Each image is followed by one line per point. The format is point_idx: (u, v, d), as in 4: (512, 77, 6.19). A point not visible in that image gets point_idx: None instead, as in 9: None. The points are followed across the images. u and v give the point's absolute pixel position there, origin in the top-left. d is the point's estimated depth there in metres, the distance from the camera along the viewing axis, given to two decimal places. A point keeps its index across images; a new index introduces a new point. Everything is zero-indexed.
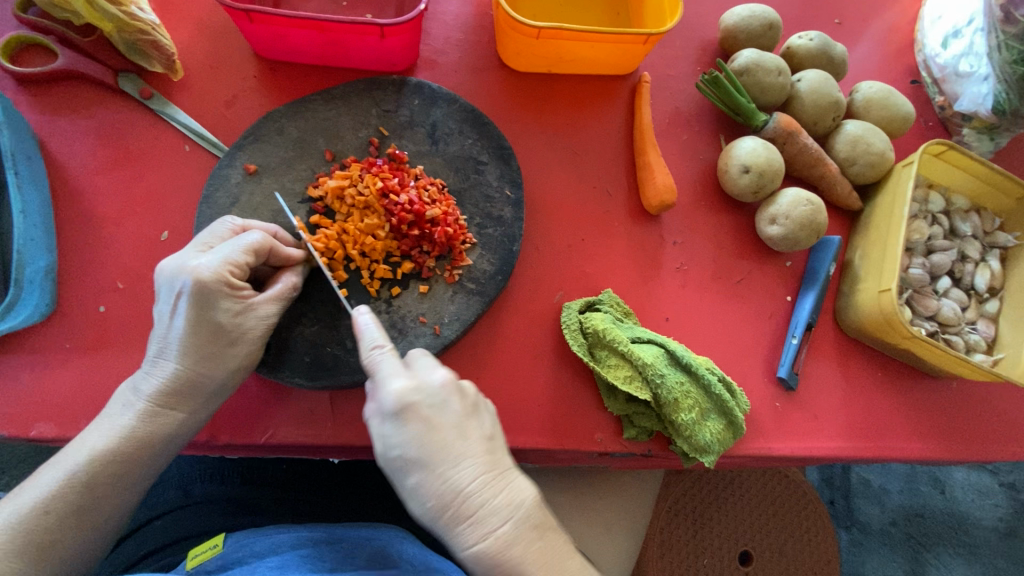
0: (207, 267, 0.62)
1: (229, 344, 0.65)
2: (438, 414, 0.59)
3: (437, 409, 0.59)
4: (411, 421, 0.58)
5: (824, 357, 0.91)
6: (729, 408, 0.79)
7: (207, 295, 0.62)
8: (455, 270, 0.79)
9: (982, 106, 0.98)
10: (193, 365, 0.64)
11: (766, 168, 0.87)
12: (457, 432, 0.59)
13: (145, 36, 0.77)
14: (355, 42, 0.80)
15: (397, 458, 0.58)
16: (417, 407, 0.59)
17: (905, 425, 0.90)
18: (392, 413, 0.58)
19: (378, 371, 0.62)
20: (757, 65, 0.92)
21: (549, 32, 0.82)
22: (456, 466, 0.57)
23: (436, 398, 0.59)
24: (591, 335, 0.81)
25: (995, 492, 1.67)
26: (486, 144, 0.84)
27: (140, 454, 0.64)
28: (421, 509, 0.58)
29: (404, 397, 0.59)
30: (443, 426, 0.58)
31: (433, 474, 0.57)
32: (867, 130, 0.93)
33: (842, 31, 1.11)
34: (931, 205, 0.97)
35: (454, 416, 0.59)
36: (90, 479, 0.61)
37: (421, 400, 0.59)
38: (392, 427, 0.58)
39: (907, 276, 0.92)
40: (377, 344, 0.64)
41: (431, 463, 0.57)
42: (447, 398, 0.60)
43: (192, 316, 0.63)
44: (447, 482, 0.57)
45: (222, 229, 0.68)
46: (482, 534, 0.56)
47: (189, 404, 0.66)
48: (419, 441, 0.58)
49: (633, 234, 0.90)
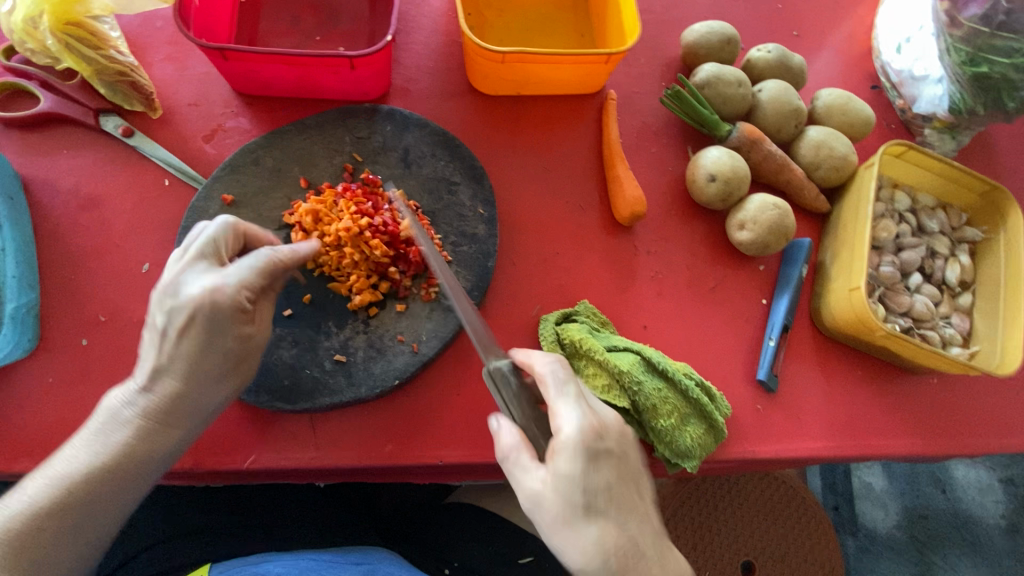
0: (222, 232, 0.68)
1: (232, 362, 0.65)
2: (620, 464, 0.61)
3: (620, 463, 0.61)
4: (601, 468, 0.59)
5: (803, 359, 0.92)
6: (709, 412, 0.79)
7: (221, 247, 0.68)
8: (431, 288, 0.80)
9: (939, 107, 1.00)
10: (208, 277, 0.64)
11: (731, 175, 0.90)
12: (636, 490, 0.62)
13: (124, 77, 0.81)
14: (326, 74, 0.83)
15: (584, 504, 0.58)
16: (608, 455, 0.60)
17: (888, 422, 0.91)
18: (585, 456, 0.58)
19: (560, 404, 0.62)
20: (717, 78, 0.95)
21: (513, 56, 0.86)
22: (636, 522, 0.61)
23: (621, 447, 0.61)
24: (568, 346, 0.82)
25: (995, 488, 1.65)
26: (458, 165, 0.86)
27: (132, 472, 0.63)
28: (597, 555, 0.58)
29: (597, 440, 0.59)
30: (626, 482, 0.61)
31: (619, 526, 0.59)
32: (830, 135, 0.96)
33: (801, 42, 1.16)
34: (897, 204, 0.99)
35: (631, 468, 0.62)
36: (84, 492, 0.61)
37: (609, 449, 0.60)
38: (584, 470, 0.58)
39: (878, 274, 0.94)
40: (562, 368, 0.65)
41: (615, 515, 0.59)
42: (627, 451, 0.62)
43: (190, 337, 0.62)
44: (628, 539, 0.59)
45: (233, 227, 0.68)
46: None
47: (190, 424, 0.66)
48: (606, 491, 0.59)
49: (607, 245, 0.93)
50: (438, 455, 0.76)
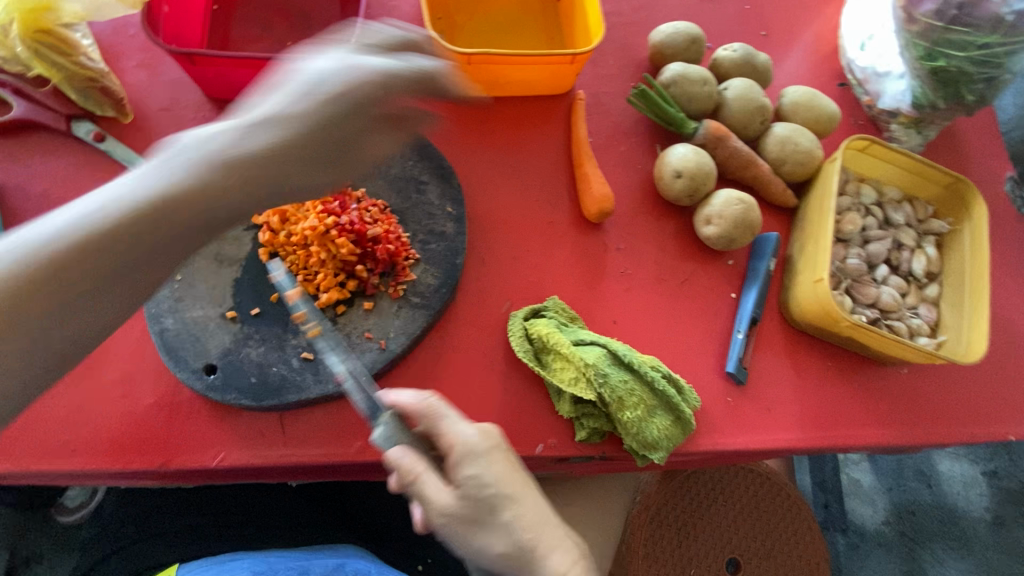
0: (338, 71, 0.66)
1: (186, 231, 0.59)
2: (514, 459, 0.67)
3: (511, 453, 0.67)
4: (496, 461, 0.64)
5: (772, 351, 0.93)
6: (675, 404, 0.80)
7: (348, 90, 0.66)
8: (399, 285, 0.81)
9: (903, 102, 1.03)
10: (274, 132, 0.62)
11: (697, 171, 0.91)
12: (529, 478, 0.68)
13: (95, 83, 0.83)
14: None
15: (488, 498, 0.62)
16: (498, 450, 0.65)
17: (858, 413, 0.92)
18: (480, 453, 0.64)
19: (446, 420, 0.65)
20: (682, 77, 0.97)
21: (479, 57, 0.87)
22: (542, 508, 0.66)
23: (506, 443, 0.68)
24: (536, 341, 0.83)
25: (979, 482, 1.65)
26: (427, 166, 0.88)
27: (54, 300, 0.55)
28: (516, 541, 0.62)
29: (483, 440, 0.65)
30: (519, 470, 0.67)
31: (529, 510, 0.64)
32: (795, 131, 0.98)
33: (769, 42, 1.18)
34: (864, 197, 1.01)
35: (519, 460, 0.68)
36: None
37: (498, 444, 0.66)
38: (484, 466, 0.63)
39: (844, 267, 0.95)
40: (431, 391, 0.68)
41: (524, 497, 0.64)
42: (511, 447, 0.68)
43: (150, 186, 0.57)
44: (535, 514, 0.64)
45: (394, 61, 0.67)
46: (570, 559, 0.64)
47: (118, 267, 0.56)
48: (506, 479, 0.64)
49: (576, 241, 0.94)
50: None
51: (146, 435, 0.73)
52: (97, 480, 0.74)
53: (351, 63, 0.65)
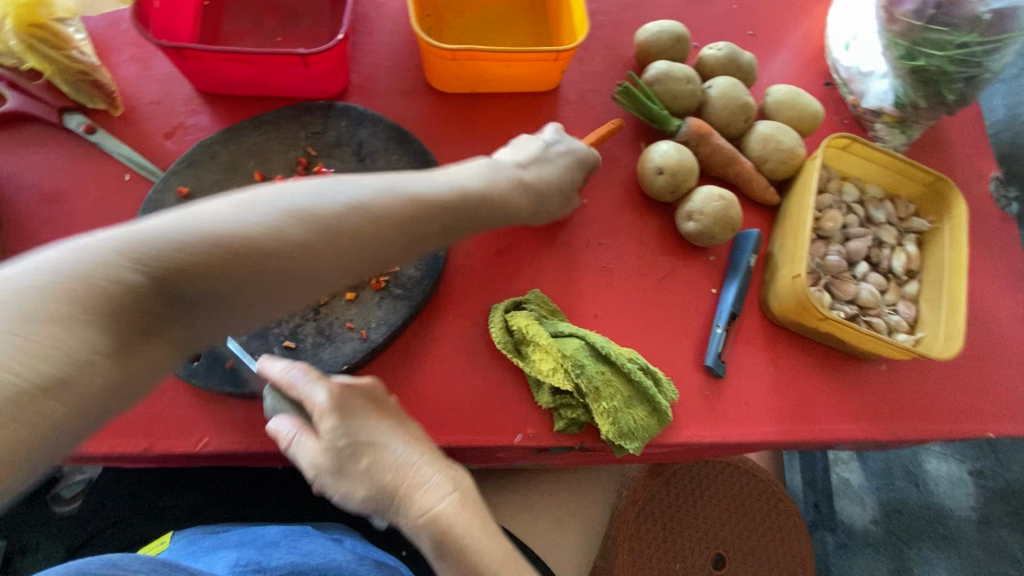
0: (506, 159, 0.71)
1: (246, 294, 0.52)
2: (379, 408, 0.64)
3: (371, 399, 0.64)
4: (351, 411, 0.62)
5: (752, 346, 0.95)
6: (653, 396, 0.81)
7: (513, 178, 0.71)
8: (381, 277, 0.83)
9: (886, 101, 1.04)
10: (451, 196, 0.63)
11: (678, 168, 0.93)
12: (399, 419, 0.65)
13: (85, 76, 0.85)
14: (282, 72, 0.86)
15: (344, 448, 0.60)
16: (354, 398, 0.63)
17: (836, 407, 0.93)
18: (331, 408, 0.61)
19: (299, 384, 0.63)
20: (666, 75, 0.99)
21: (464, 54, 0.89)
22: (407, 448, 0.63)
23: (369, 390, 0.65)
24: (516, 333, 0.84)
25: (966, 481, 1.66)
26: (411, 159, 0.89)
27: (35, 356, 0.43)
28: (375, 485, 0.60)
29: (336, 393, 0.62)
30: (384, 415, 0.64)
31: (387, 453, 0.62)
32: (777, 129, 0.99)
33: (756, 41, 1.19)
34: (845, 195, 1.02)
35: (387, 406, 0.65)
36: None
37: (353, 392, 0.63)
38: (335, 421, 0.61)
39: (824, 263, 0.96)
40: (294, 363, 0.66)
41: (382, 442, 0.62)
42: (377, 391, 0.65)
43: (217, 232, 0.49)
44: (399, 456, 0.62)
45: (483, 168, 0.68)
46: (433, 497, 0.60)
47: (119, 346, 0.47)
48: (362, 428, 0.61)
49: (560, 237, 0.95)
50: None
51: (131, 421, 0.75)
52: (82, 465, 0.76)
53: (391, 185, 0.58)
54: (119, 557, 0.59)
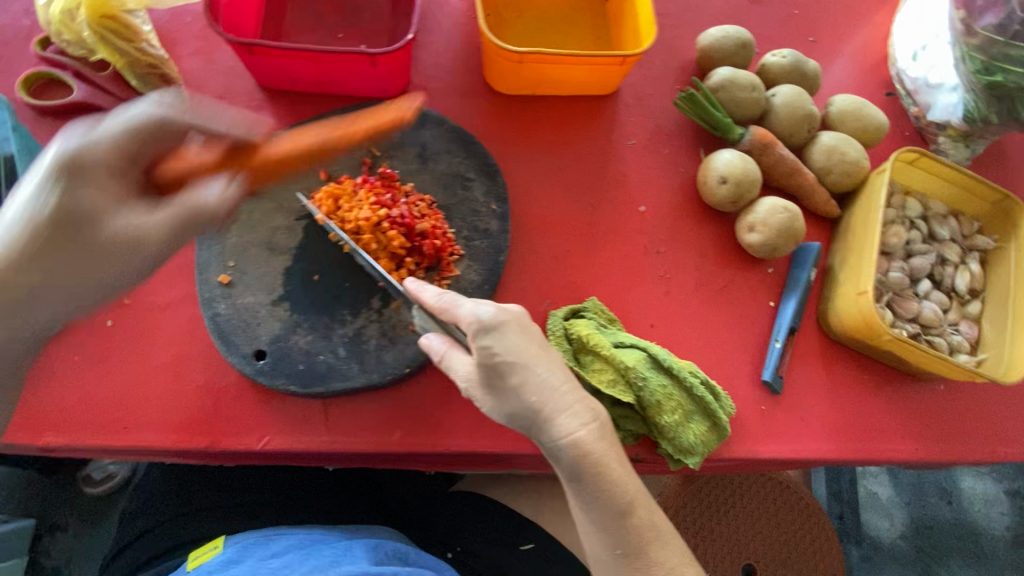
0: (102, 140, 0.61)
1: (109, 197, 0.61)
2: (528, 333, 0.64)
3: (524, 328, 0.64)
4: (508, 333, 0.61)
5: (808, 362, 0.93)
6: (713, 410, 0.80)
7: (127, 157, 0.62)
8: (443, 280, 0.82)
9: (955, 115, 1.01)
10: (124, 204, 0.63)
11: (743, 178, 0.91)
12: (546, 347, 0.65)
13: (154, 69, 0.85)
14: (348, 70, 0.86)
15: (499, 367, 0.60)
16: (510, 323, 0.62)
17: (893, 427, 0.91)
18: (490, 328, 0.61)
19: (457, 306, 0.64)
20: (731, 81, 0.96)
21: (531, 56, 0.88)
22: (556, 376, 0.62)
23: (518, 318, 0.64)
24: (576, 341, 0.83)
25: (1001, 500, 1.64)
26: (474, 162, 0.88)
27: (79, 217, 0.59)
28: (523, 405, 0.61)
29: (495, 315, 0.61)
30: (535, 343, 0.64)
31: (538, 378, 0.61)
32: (842, 140, 0.97)
33: (817, 48, 1.16)
34: (909, 210, 0.99)
35: (535, 334, 0.65)
36: (43, 215, 0.58)
37: (511, 319, 0.63)
38: (493, 339, 0.60)
39: (886, 280, 0.94)
40: (440, 294, 0.68)
41: (534, 366, 0.62)
42: (528, 323, 0.65)
43: (28, 219, 0.57)
44: (546, 383, 0.62)
45: (120, 134, 0.61)
46: (574, 425, 0.62)
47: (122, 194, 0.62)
48: (517, 351, 0.61)
49: (616, 244, 0.94)
50: (445, 444, 0.77)
51: (196, 416, 0.75)
52: (145, 457, 0.77)
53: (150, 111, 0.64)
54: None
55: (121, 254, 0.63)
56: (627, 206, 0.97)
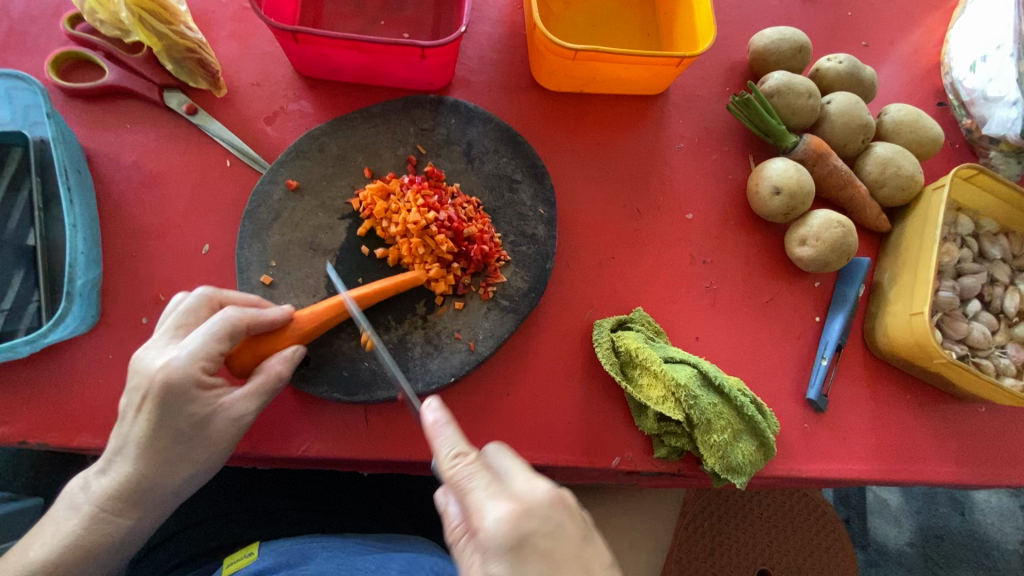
0: (178, 363, 0.59)
1: (155, 470, 0.61)
2: (555, 549, 0.53)
3: (556, 539, 0.53)
4: (530, 559, 0.52)
5: (852, 380, 0.91)
6: (761, 430, 0.79)
7: (174, 393, 0.59)
8: (489, 287, 0.80)
9: (1011, 131, 0.98)
10: (145, 471, 0.61)
11: (797, 189, 0.87)
12: (582, 565, 0.53)
13: (192, 54, 0.80)
14: (394, 62, 0.81)
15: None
16: (534, 540, 0.52)
17: (935, 449, 0.90)
18: (507, 550, 0.52)
19: (472, 494, 0.55)
20: (788, 87, 0.93)
21: (585, 54, 0.84)
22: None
23: (550, 523, 0.53)
24: (623, 354, 0.82)
25: (1015, 514, 1.65)
26: (521, 163, 0.85)
27: (106, 550, 0.63)
28: None
29: (516, 527, 0.52)
30: (566, 561, 0.53)
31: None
32: (898, 153, 0.94)
33: (869, 52, 1.12)
34: (960, 228, 0.97)
35: (572, 544, 0.53)
36: (74, 563, 0.61)
37: (536, 530, 0.53)
38: (508, 567, 0.51)
39: (937, 299, 0.92)
40: (461, 452, 0.58)
41: None
42: (561, 522, 0.54)
43: (59, 553, 0.61)
44: None
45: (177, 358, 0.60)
46: None
47: (150, 511, 0.64)
48: None
49: (662, 252, 0.91)
50: None
51: None
52: None
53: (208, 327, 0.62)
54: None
55: (185, 460, 0.62)
56: (674, 213, 0.94)
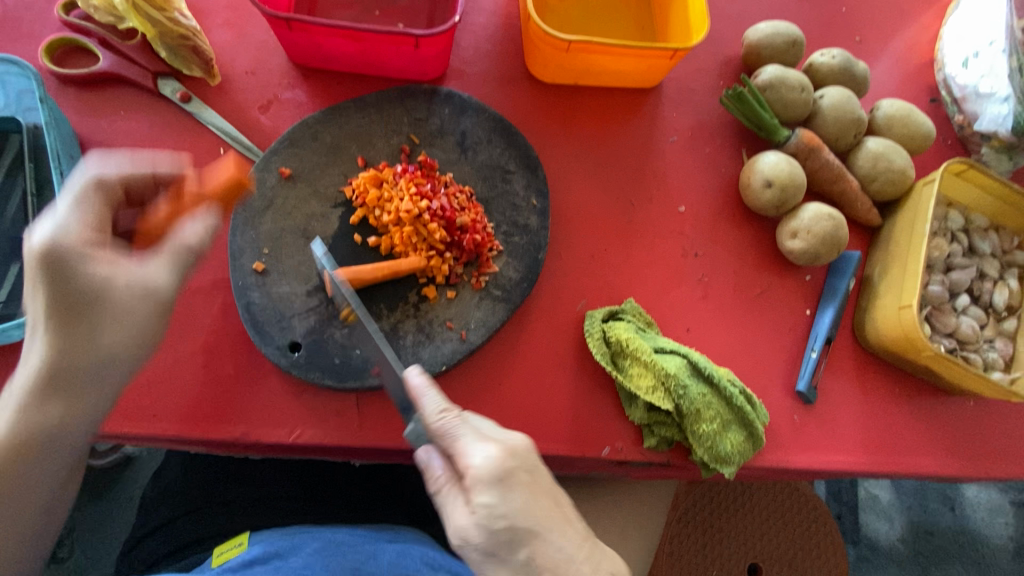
0: (65, 229, 0.56)
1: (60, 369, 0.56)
2: (535, 482, 0.61)
3: (535, 475, 0.61)
4: (514, 489, 0.59)
5: (842, 373, 0.92)
6: (750, 420, 0.79)
7: (62, 260, 0.55)
8: (482, 277, 0.80)
9: (1002, 126, 0.99)
10: (56, 351, 0.55)
11: (789, 183, 0.88)
12: (556, 501, 0.62)
13: (186, 41, 0.80)
14: (388, 51, 0.82)
15: (508, 531, 0.59)
16: (517, 474, 0.60)
17: (923, 441, 0.91)
18: (497, 481, 0.59)
19: (460, 439, 0.61)
20: (781, 81, 0.93)
21: (579, 45, 0.84)
22: (568, 536, 0.62)
23: (529, 462, 0.62)
24: (614, 344, 0.82)
25: (1005, 510, 1.66)
26: (514, 154, 0.86)
27: (15, 469, 0.56)
28: None
29: (505, 464, 0.60)
30: (544, 494, 0.61)
31: (552, 546, 0.60)
32: (889, 148, 0.94)
33: (863, 48, 1.13)
34: (951, 222, 0.97)
35: (547, 481, 0.63)
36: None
37: (519, 466, 0.60)
38: (497, 495, 0.59)
39: (926, 293, 0.93)
40: (447, 408, 0.63)
41: (542, 532, 0.60)
42: (537, 464, 0.63)
43: None
44: (559, 551, 0.60)
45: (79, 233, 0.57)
46: None
47: (66, 421, 0.57)
48: (525, 511, 0.59)
49: (654, 244, 0.92)
50: None
51: (227, 406, 0.73)
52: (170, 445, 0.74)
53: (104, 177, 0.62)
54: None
55: (92, 336, 0.56)
56: (667, 206, 0.94)
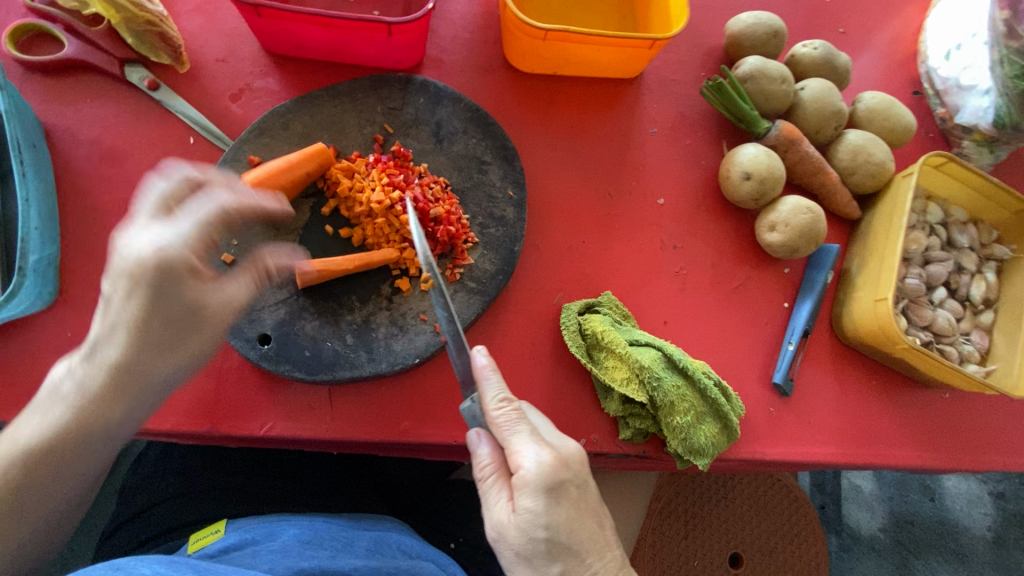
0: (175, 244, 0.56)
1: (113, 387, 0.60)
2: (581, 500, 0.64)
3: (583, 493, 0.63)
4: (562, 503, 0.61)
5: (819, 365, 0.92)
6: (725, 413, 0.79)
7: (169, 278, 0.56)
8: (456, 269, 0.80)
9: (983, 119, 0.98)
10: (139, 352, 0.59)
11: (767, 175, 0.88)
12: (598, 522, 0.65)
13: (152, 27, 0.78)
14: (361, 39, 0.80)
15: (546, 541, 0.61)
16: (568, 489, 0.62)
17: (898, 433, 0.91)
18: (548, 492, 0.60)
19: (517, 440, 0.62)
20: (761, 72, 0.92)
21: (556, 34, 0.83)
22: (602, 557, 0.65)
23: (579, 478, 0.63)
24: (589, 337, 0.81)
25: (984, 501, 1.68)
26: (491, 145, 0.85)
27: (77, 449, 0.63)
28: None
29: (559, 478, 0.61)
30: (587, 513, 0.64)
31: (583, 564, 0.63)
32: (869, 140, 0.94)
33: (847, 39, 1.12)
34: (930, 216, 0.97)
35: (593, 502, 0.65)
36: (44, 455, 0.61)
37: (570, 481, 0.62)
38: (545, 507, 0.60)
39: (903, 286, 0.93)
40: (507, 401, 0.64)
41: (580, 551, 0.63)
42: (587, 482, 0.65)
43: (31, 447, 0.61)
44: (592, 572, 0.63)
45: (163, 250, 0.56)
46: None
47: (119, 419, 0.63)
48: (568, 526, 0.62)
49: (633, 236, 0.91)
50: (452, 436, 0.75)
51: (196, 399, 0.72)
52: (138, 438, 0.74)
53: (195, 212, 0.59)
54: (125, 560, 0.63)
55: (188, 348, 0.62)
56: (646, 198, 0.93)
